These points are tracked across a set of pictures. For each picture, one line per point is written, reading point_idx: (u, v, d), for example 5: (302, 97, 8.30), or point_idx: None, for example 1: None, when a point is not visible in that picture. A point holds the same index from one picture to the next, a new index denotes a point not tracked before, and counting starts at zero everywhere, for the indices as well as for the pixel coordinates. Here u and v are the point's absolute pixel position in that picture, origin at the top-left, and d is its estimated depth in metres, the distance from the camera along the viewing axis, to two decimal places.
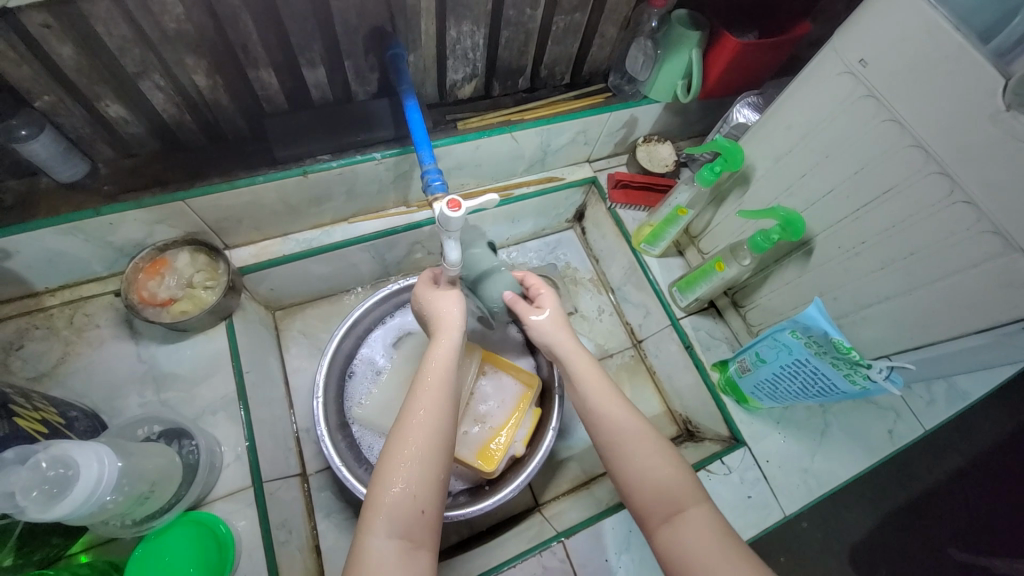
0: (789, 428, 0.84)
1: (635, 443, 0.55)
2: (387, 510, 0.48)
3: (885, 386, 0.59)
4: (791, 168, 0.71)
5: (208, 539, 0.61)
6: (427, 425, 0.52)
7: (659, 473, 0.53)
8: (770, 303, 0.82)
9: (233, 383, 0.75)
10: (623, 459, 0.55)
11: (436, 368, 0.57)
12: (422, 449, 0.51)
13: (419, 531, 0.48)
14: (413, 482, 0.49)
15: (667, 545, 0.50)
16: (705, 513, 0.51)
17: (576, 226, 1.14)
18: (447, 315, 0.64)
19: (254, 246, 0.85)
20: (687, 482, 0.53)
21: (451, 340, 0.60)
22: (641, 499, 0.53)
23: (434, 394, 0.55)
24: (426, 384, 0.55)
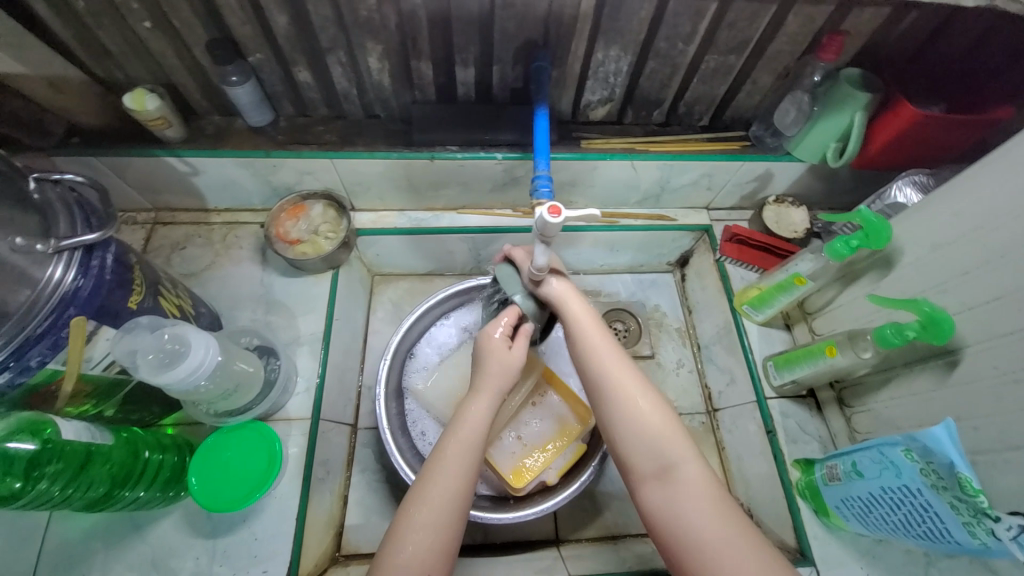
0: (876, 566, 0.70)
1: (640, 411, 0.58)
2: (396, 567, 0.52)
3: (1010, 548, 0.48)
4: (949, 262, 0.60)
5: (262, 451, 0.68)
6: (450, 469, 0.56)
7: (655, 438, 0.56)
8: (885, 411, 0.69)
9: (322, 325, 0.84)
10: (615, 412, 0.59)
11: (461, 429, 0.59)
12: (435, 517, 0.54)
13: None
14: (424, 544, 0.53)
15: (651, 501, 0.55)
16: (693, 486, 0.54)
17: (677, 271, 1.08)
18: (488, 371, 0.63)
19: (375, 214, 0.95)
20: (682, 455, 0.55)
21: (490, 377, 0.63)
22: (631, 458, 0.57)
23: (461, 439, 0.59)
24: (452, 440, 0.59)
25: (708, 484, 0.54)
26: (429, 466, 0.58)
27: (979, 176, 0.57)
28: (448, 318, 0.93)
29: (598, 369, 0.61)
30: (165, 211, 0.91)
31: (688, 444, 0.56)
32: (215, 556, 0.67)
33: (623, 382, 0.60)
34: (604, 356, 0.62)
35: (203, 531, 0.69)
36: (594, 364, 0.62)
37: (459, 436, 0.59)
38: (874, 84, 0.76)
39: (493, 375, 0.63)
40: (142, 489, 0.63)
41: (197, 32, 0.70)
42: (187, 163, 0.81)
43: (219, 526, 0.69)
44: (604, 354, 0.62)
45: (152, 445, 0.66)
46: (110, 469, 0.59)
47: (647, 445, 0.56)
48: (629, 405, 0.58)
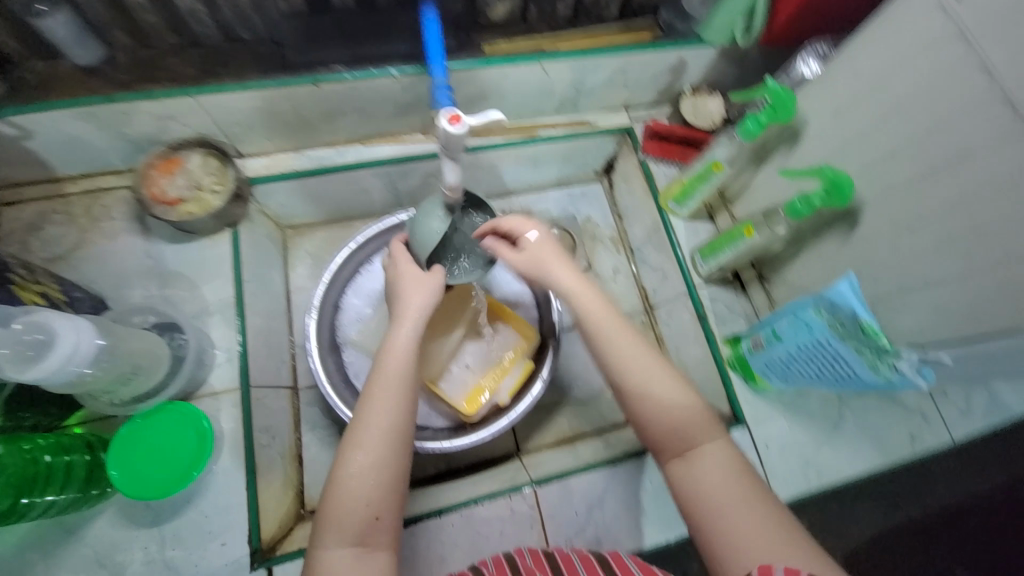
0: (796, 415, 0.78)
1: (666, 408, 0.54)
2: (336, 521, 0.50)
3: (912, 379, 0.53)
4: (848, 124, 0.61)
5: (191, 431, 0.63)
6: (378, 421, 0.53)
7: (677, 421, 0.54)
8: (799, 279, 0.74)
9: (231, 290, 0.76)
10: (646, 411, 0.55)
11: (389, 367, 0.56)
12: (370, 457, 0.52)
13: (373, 536, 0.51)
14: (363, 482, 0.51)
15: (681, 480, 0.53)
16: (719, 465, 0.52)
17: (604, 180, 1.06)
18: (407, 302, 0.61)
19: (267, 158, 0.85)
20: (705, 445, 0.53)
21: (410, 323, 0.59)
22: (655, 441, 0.55)
23: (384, 388, 0.55)
24: (379, 372, 0.56)
25: (727, 471, 0.51)
26: (360, 407, 0.55)
27: (873, 30, 0.56)
28: (372, 264, 0.86)
29: (606, 358, 0.57)
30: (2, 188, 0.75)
31: (707, 439, 0.53)
32: (165, 542, 0.64)
33: (648, 376, 0.56)
34: (624, 347, 0.57)
35: (145, 521, 0.65)
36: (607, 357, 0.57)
37: (383, 384, 0.55)
38: None
39: (413, 304, 0.60)
40: (55, 493, 0.57)
41: None
42: (9, 123, 0.66)
43: (162, 512, 0.65)
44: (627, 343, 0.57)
45: (54, 448, 0.59)
46: (5, 479, 0.53)
47: (662, 429, 0.54)
48: (650, 398, 0.55)
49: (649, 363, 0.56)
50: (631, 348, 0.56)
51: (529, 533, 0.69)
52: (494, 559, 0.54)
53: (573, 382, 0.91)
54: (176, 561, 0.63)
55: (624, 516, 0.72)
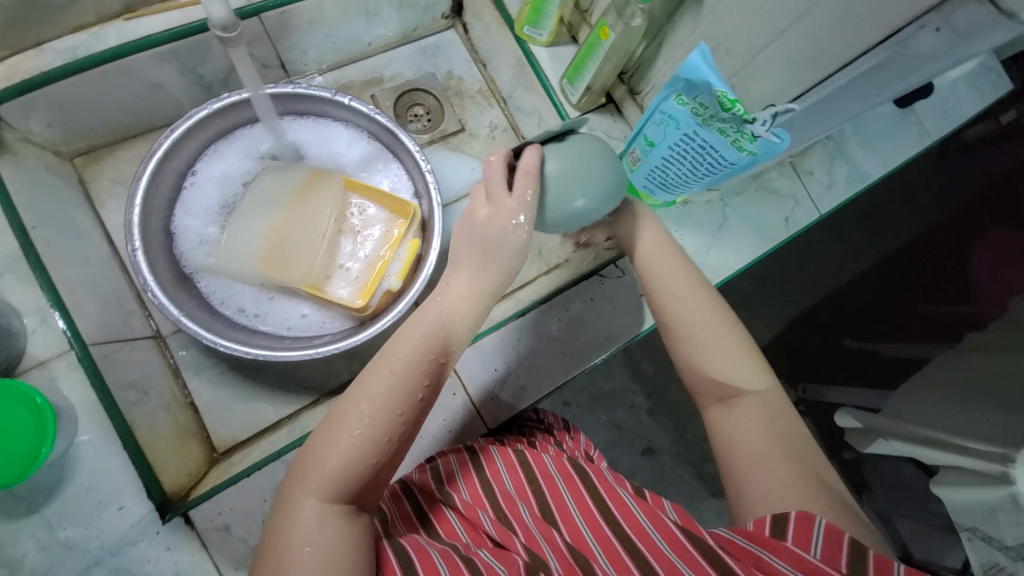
0: (686, 225, 0.79)
1: (708, 338, 0.55)
2: (326, 472, 0.44)
3: (769, 142, 0.52)
4: None
5: (23, 410, 0.53)
6: (405, 395, 0.47)
7: (743, 373, 0.54)
8: (662, 78, 0.69)
9: (14, 241, 0.60)
10: (677, 340, 0.56)
11: (414, 325, 0.50)
12: (386, 423, 0.46)
13: (358, 499, 0.45)
14: (372, 444, 0.46)
15: (718, 425, 0.53)
16: (762, 412, 0.52)
17: (458, 24, 0.92)
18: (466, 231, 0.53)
19: (1, 66, 0.64)
20: (757, 388, 0.53)
21: (467, 293, 0.52)
22: (698, 383, 0.55)
23: (418, 366, 0.48)
24: (404, 333, 0.50)
25: (772, 415, 0.52)
26: (387, 374, 0.48)
27: None
28: (195, 174, 0.73)
29: (671, 308, 0.56)
30: None
31: (775, 398, 0.53)
32: (50, 527, 0.57)
33: (725, 333, 0.55)
34: (700, 292, 0.57)
35: (17, 513, 0.56)
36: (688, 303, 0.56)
37: (423, 356, 0.49)
38: None
39: (465, 258, 0.53)
40: None
41: None
42: None
43: (34, 499, 0.57)
44: (668, 277, 0.58)
45: None
46: None
47: (714, 374, 0.54)
48: (724, 350, 0.54)
49: (705, 304, 0.56)
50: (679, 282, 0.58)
51: (455, 399, 0.70)
52: (464, 472, 0.58)
53: None
54: (75, 539, 0.57)
55: (543, 359, 0.73)
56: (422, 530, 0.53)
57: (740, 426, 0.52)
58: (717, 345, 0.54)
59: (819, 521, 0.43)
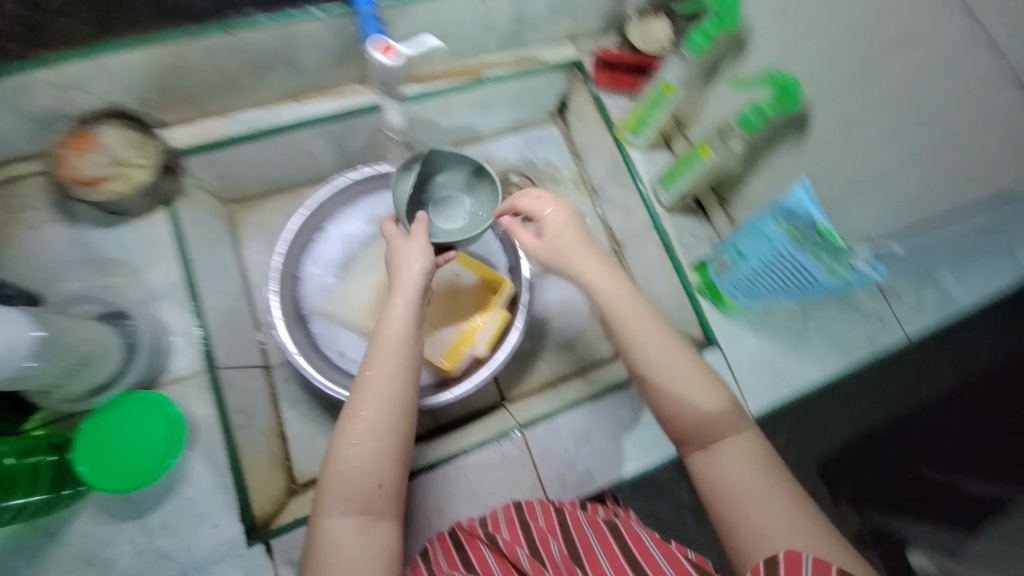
0: (765, 330, 0.82)
1: (681, 380, 0.56)
2: (341, 485, 0.51)
3: (867, 274, 0.56)
4: (794, 25, 0.60)
5: (158, 418, 0.61)
6: (383, 401, 0.54)
7: (717, 409, 0.55)
8: (756, 195, 0.75)
9: (179, 271, 0.71)
10: (649, 384, 0.57)
11: (383, 341, 0.56)
12: (372, 429, 0.53)
13: (378, 504, 0.52)
14: (365, 458, 0.52)
15: (700, 469, 0.55)
16: (742, 453, 0.54)
17: (558, 120, 1.02)
18: (403, 269, 0.59)
19: (192, 126, 0.76)
20: (731, 422, 0.55)
21: (404, 295, 0.58)
22: (679, 428, 0.56)
23: (392, 367, 0.55)
24: (376, 350, 0.56)
25: (745, 446, 0.54)
26: (364, 383, 0.55)
27: None
28: (326, 231, 0.83)
29: (637, 352, 0.58)
30: None
31: (735, 421, 0.55)
32: (151, 532, 0.63)
33: (677, 369, 0.57)
34: (643, 326, 0.59)
35: (128, 515, 0.63)
36: (637, 352, 0.58)
37: (390, 358, 0.55)
38: None
39: (403, 279, 0.59)
40: (22, 497, 0.55)
41: None
42: None
43: (145, 504, 0.63)
44: (637, 318, 0.59)
45: (13, 451, 0.55)
46: None
47: (699, 417, 0.55)
48: (680, 390, 0.56)
49: (654, 344, 0.58)
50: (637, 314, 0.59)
51: (523, 472, 0.71)
52: (507, 516, 0.60)
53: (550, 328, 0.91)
54: (169, 549, 0.62)
55: (614, 445, 0.74)
56: (460, 567, 0.56)
57: (721, 471, 0.54)
58: (681, 386, 0.56)
59: (808, 558, 0.45)
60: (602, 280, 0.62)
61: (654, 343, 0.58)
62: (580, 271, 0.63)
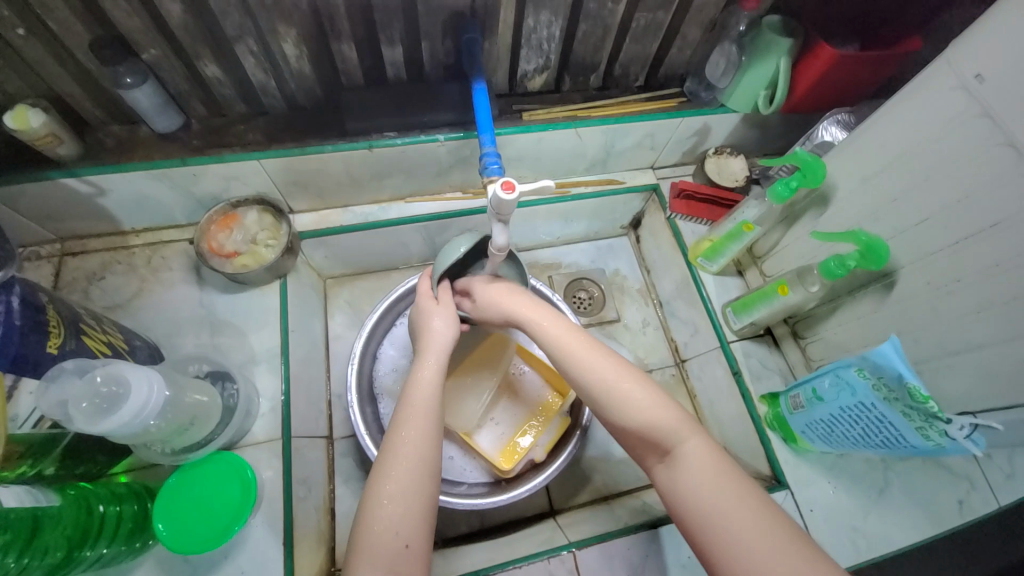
0: (841, 478, 0.77)
1: (624, 397, 0.54)
2: (369, 540, 0.48)
3: (964, 445, 0.52)
4: (879, 190, 0.64)
5: (235, 481, 0.64)
6: (411, 450, 0.52)
7: (644, 413, 0.53)
8: (835, 337, 0.75)
9: (278, 339, 0.78)
10: (606, 409, 0.55)
11: (417, 391, 0.57)
12: (401, 481, 0.51)
13: (407, 566, 0.47)
14: (396, 516, 0.49)
15: (665, 484, 0.51)
16: (701, 458, 0.50)
17: (631, 234, 1.09)
18: (431, 333, 0.63)
19: (315, 214, 0.90)
20: (673, 432, 0.51)
21: (435, 355, 0.61)
22: (633, 443, 0.53)
23: (417, 416, 0.55)
24: (408, 407, 0.55)
25: (704, 455, 0.50)
26: (392, 436, 0.54)
27: (897, 105, 0.60)
28: (406, 315, 0.90)
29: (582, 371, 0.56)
30: (73, 240, 0.80)
31: (691, 429, 0.52)
32: None
33: (626, 385, 0.55)
34: (574, 346, 0.58)
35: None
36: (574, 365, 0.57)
37: (417, 409, 0.55)
38: (795, 30, 0.78)
39: (433, 340, 0.62)
40: (104, 546, 0.57)
41: (75, 31, 0.61)
42: (89, 182, 0.71)
43: (199, 566, 0.64)
44: (580, 345, 0.58)
45: (105, 498, 0.59)
46: (64, 531, 0.52)
47: (647, 429, 0.52)
48: (617, 400, 0.54)
49: (601, 356, 0.57)
50: (593, 351, 0.57)
51: None
52: None
53: (606, 437, 0.90)
54: None
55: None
56: None
57: (687, 492, 0.48)
58: (626, 395, 0.54)
59: None
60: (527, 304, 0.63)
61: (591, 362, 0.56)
62: (505, 300, 0.64)
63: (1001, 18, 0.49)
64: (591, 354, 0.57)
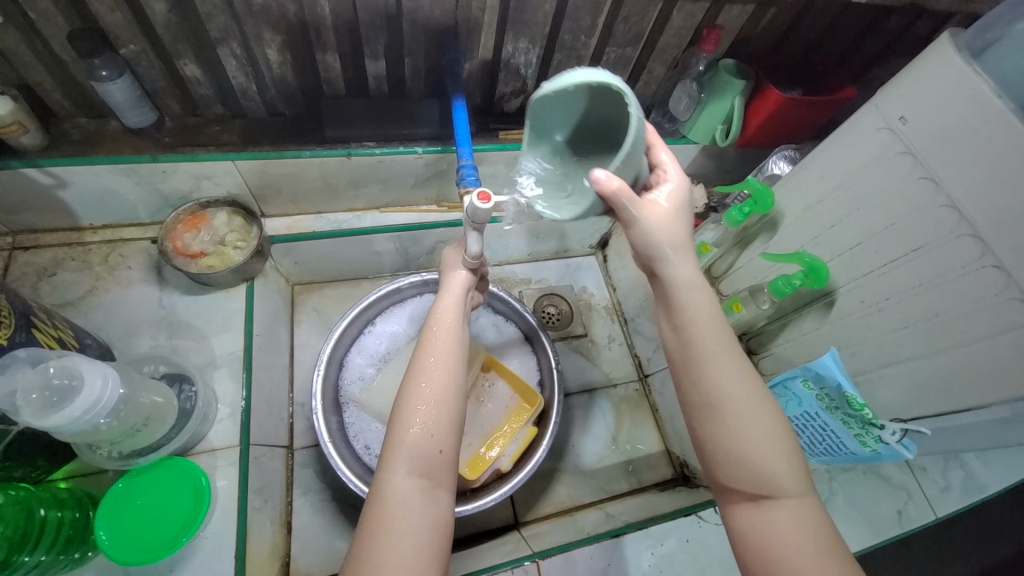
0: None
1: (748, 431, 0.49)
2: (405, 449, 0.48)
3: (897, 450, 0.58)
4: (819, 219, 0.71)
5: (187, 489, 0.60)
6: (441, 368, 0.52)
7: (768, 462, 0.48)
8: (784, 353, 0.80)
9: (241, 344, 0.76)
10: (721, 439, 0.49)
11: (443, 324, 0.56)
12: (434, 392, 0.50)
13: (440, 470, 0.48)
14: (430, 423, 0.49)
15: (746, 523, 0.48)
16: (801, 518, 0.46)
17: (598, 253, 1.13)
18: (452, 279, 0.63)
19: (288, 219, 0.89)
20: (783, 478, 0.48)
21: (455, 293, 0.61)
22: (732, 481, 0.49)
23: (443, 339, 0.54)
24: (432, 333, 0.55)
25: (803, 498, 0.47)
26: (420, 358, 0.53)
27: (832, 143, 0.67)
28: (372, 327, 0.89)
29: (717, 394, 0.49)
30: (23, 233, 0.76)
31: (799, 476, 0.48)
32: None
33: (754, 414, 0.49)
34: (714, 363, 0.50)
35: None
36: (710, 390, 0.49)
37: (442, 332, 0.55)
38: (747, 73, 0.86)
39: (450, 285, 0.62)
40: (43, 553, 0.54)
41: (53, 21, 0.60)
42: (51, 174, 0.69)
43: None
44: (726, 378, 0.50)
45: (48, 501, 0.57)
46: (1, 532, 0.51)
47: (758, 468, 0.48)
48: (733, 429, 0.49)
49: (744, 386, 0.50)
50: (735, 378, 0.50)
51: None
52: None
53: (572, 450, 0.92)
54: None
55: None
56: None
57: (765, 536, 0.46)
58: (750, 432, 0.48)
59: None
60: (690, 288, 0.52)
61: (729, 395, 0.49)
62: (658, 247, 0.53)
63: (918, 70, 0.56)
64: (732, 384, 0.50)
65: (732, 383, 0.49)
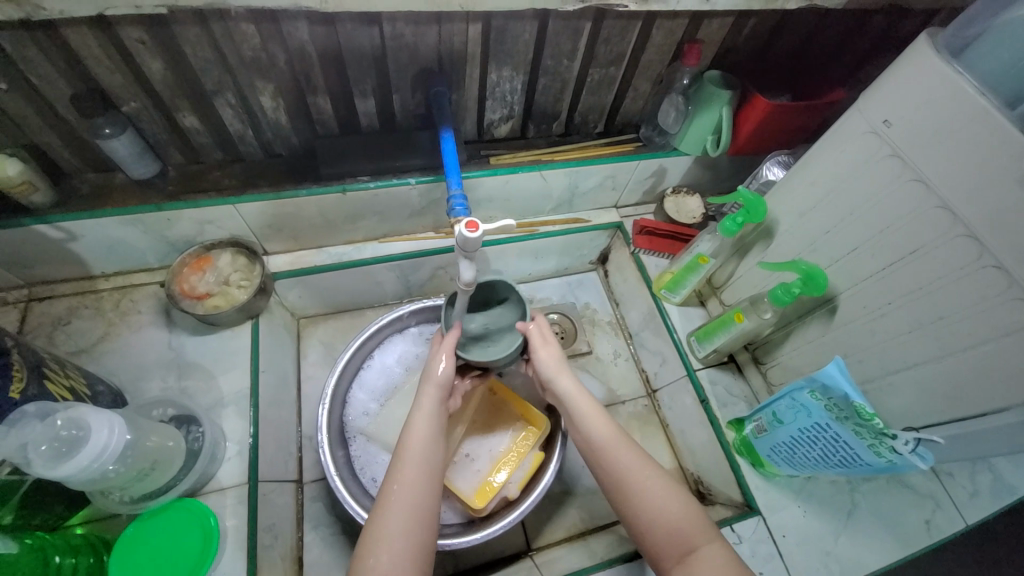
0: (810, 502, 0.78)
1: (653, 499, 0.55)
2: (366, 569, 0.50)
3: (911, 460, 0.55)
4: (814, 224, 0.70)
5: (196, 529, 0.63)
6: (403, 488, 0.55)
7: (676, 523, 0.54)
8: (791, 362, 0.79)
9: (247, 381, 0.78)
10: (635, 513, 0.56)
11: (412, 437, 0.60)
12: (397, 511, 0.54)
13: None
14: (392, 544, 0.52)
15: None
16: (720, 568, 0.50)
17: (599, 269, 1.13)
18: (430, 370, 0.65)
19: (289, 255, 0.91)
20: (696, 537, 0.53)
21: (432, 394, 0.63)
22: (653, 548, 0.54)
23: (411, 455, 0.58)
24: (404, 450, 0.58)
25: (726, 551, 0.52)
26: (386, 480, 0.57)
27: (820, 148, 0.67)
28: (371, 361, 0.90)
29: (621, 470, 0.57)
30: (39, 285, 0.80)
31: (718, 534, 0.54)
32: None
33: (653, 479, 0.57)
34: (612, 440, 0.59)
35: None
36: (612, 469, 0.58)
37: (410, 448, 0.58)
38: (733, 83, 0.86)
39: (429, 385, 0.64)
40: None
41: (58, 86, 0.64)
42: (62, 228, 0.72)
43: None
44: (624, 457, 0.58)
45: (63, 548, 0.58)
46: None
47: (671, 534, 0.54)
48: (640, 498, 0.56)
49: (639, 461, 0.58)
50: (632, 459, 0.58)
51: None
52: None
53: (581, 471, 0.90)
54: None
55: None
56: None
57: None
58: (654, 499, 0.55)
59: None
60: (581, 396, 0.64)
61: (627, 472, 0.57)
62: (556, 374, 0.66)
63: (898, 73, 0.56)
64: (630, 460, 0.58)
65: (629, 460, 0.58)
